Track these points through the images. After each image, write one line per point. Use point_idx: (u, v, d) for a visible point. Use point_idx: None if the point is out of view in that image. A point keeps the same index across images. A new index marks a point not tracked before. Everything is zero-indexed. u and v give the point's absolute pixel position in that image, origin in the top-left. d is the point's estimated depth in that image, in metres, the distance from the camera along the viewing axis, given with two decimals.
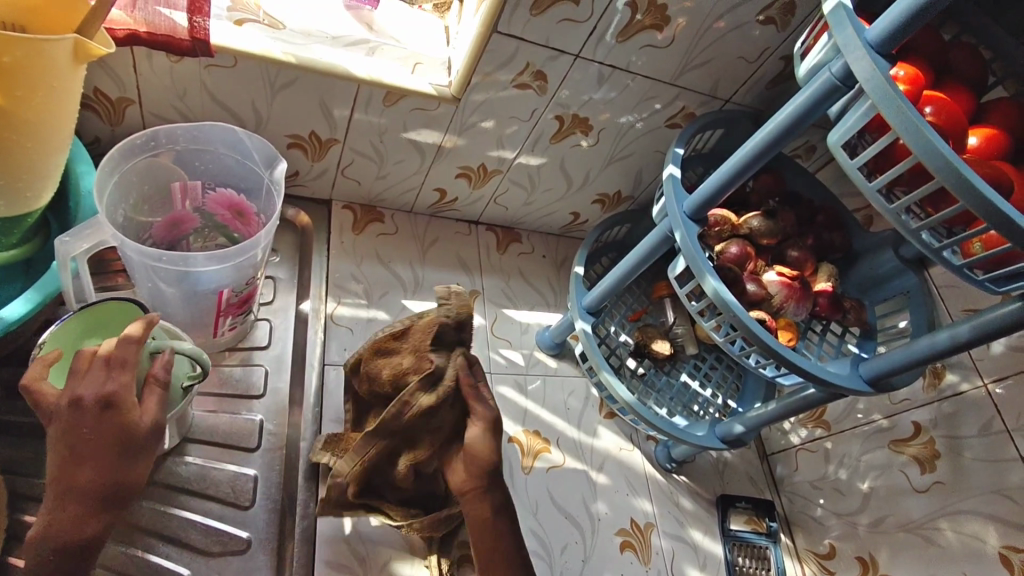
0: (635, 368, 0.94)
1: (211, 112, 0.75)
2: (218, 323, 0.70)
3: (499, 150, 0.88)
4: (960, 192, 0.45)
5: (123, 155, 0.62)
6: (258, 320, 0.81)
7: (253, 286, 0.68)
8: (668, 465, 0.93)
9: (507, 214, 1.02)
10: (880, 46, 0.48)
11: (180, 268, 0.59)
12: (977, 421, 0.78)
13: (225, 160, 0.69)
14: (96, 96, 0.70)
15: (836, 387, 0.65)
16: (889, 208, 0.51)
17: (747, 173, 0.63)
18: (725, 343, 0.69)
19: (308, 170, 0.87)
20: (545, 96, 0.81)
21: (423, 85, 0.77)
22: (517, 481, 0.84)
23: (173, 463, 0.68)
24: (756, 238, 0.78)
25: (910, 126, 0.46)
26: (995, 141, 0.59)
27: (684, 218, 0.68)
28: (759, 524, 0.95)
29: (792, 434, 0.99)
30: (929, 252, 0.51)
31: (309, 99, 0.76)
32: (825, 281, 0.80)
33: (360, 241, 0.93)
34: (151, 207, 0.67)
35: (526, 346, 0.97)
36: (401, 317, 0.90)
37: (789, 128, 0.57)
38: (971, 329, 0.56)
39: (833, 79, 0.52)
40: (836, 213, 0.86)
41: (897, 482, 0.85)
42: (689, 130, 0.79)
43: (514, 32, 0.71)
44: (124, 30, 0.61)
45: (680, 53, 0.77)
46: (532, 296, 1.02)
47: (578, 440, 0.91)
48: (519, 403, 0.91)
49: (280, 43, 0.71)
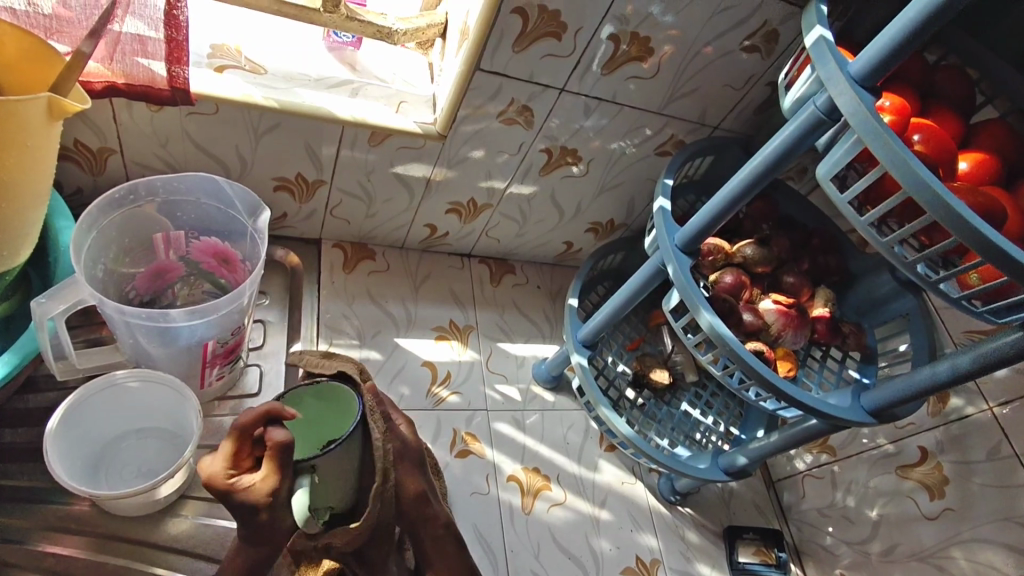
0: (635, 399, 0.93)
1: (194, 158, 0.74)
2: (205, 374, 0.68)
3: (489, 181, 0.87)
4: (952, 226, 0.44)
5: (101, 209, 0.61)
6: (248, 365, 0.78)
7: (239, 335, 0.67)
8: (672, 497, 0.91)
9: (500, 246, 1.01)
10: (864, 79, 0.48)
11: (158, 324, 0.58)
12: (985, 446, 0.76)
13: (208, 209, 0.68)
14: (76, 148, 0.69)
15: (838, 420, 0.63)
16: (882, 242, 0.50)
17: (737, 205, 0.62)
18: (724, 377, 0.67)
19: (296, 212, 0.86)
20: (532, 130, 0.80)
21: (408, 123, 0.76)
22: (517, 521, 0.82)
23: (161, 520, 0.65)
24: (750, 266, 0.77)
25: (898, 161, 0.45)
26: (986, 166, 0.59)
27: (675, 251, 0.67)
28: (769, 555, 0.92)
29: (797, 460, 0.97)
30: (927, 285, 0.50)
31: (294, 143, 0.75)
32: (821, 306, 0.78)
33: (351, 280, 0.92)
34: (133, 258, 0.66)
35: (523, 380, 0.95)
36: (395, 356, 0.89)
37: (777, 160, 0.56)
38: (972, 359, 0.54)
39: (818, 113, 0.51)
40: (831, 236, 0.85)
41: (906, 510, 0.82)
42: (678, 160, 0.78)
43: (497, 69, 0.71)
44: (101, 82, 0.61)
45: (666, 83, 0.77)
46: (527, 328, 1.01)
47: (579, 475, 0.89)
48: (517, 440, 0.89)
49: (260, 88, 0.70)
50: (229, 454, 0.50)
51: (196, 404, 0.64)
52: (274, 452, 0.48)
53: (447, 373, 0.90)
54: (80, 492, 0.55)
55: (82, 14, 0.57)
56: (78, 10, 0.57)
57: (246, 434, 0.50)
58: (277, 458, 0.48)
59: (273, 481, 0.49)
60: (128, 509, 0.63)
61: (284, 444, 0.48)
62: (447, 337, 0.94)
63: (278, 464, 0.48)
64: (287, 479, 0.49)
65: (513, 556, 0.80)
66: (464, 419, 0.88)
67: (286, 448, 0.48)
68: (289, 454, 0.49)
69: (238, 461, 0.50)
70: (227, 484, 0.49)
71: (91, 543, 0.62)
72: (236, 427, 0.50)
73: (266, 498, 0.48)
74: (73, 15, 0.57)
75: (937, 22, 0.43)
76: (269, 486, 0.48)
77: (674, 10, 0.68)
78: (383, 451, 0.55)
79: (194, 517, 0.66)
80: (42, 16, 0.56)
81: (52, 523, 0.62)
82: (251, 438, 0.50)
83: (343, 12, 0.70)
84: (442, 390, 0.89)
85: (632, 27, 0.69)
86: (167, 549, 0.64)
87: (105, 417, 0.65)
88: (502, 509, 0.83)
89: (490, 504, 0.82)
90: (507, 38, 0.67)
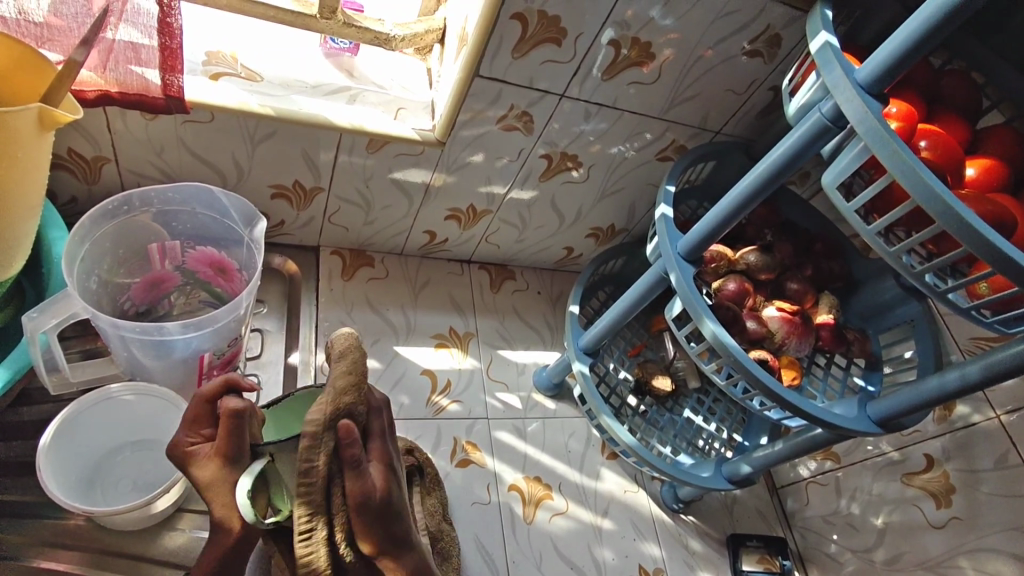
0: (637, 406, 0.92)
1: (190, 166, 0.74)
2: (202, 386, 0.67)
3: (488, 186, 0.86)
4: (962, 237, 0.43)
5: (94, 221, 0.60)
6: (246, 375, 0.77)
7: (236, 346, 0.66)
8: (675, 506, 0.90)
9: (500, 252, 1.00)
10: (870, 86, 0.47)
11: (153, 337, 0.57)
12: (992, 454, 0.75)
13: (203, 219, 0.67)
14: (70, 157, 0.68)
15: (843, 430, 0.62)
16: (889, 252, 0.49)
17: (742, 213, 0.61)
18: (727, 387, 0.66)
19: (293, 219, 0.85)
20: (532, 136, 0.80)
21: (407, 129, 0.75)
22: (518, 531, 0.82)
23: (159, 535, 0.64)
24: (753, 273, 0.76)
25: (906, 169, 0.44)
26: (994, 173, 0.58)
27: (678, 259, 0.67)
28: (772, 562, 0.90)
29: (801, 467, 0.96)
30: (936, 296, 0.49)
31: (291, 150, 0.74)
32: (826, 313, 0.77)
33: (350, 287, 0.91)
34: (129, 269, 0.66)
35: (524, 388, 0.94)
36: (394, 364, 0.88)
37: (781, 168, 0.56)
38: (981, 370, 0.53)
39: (823, 121, 0.51)
40: (834, 240, 0.84)
41: (912, 518, 0.82)
42: (680, 165, 0.78)
43: (497, 75, 0.70)
44: (95, 91, 0.60)
45: (668, 88, 0.76)
46: (528, 335, 1.00)
47: (581, 484, 0.88)
48: (518, 449, 0.88)
49: (256, 95, 0.69)
50: (195, 421, 0.49)
51: (192, 417, 0.63)
52: (226, 419, 0.45)
53: (447, 382, 0.90)
54: (74, 508, 0.54)
55: (74, 22, 0.56)
56: (70, 18, 0.56)
57: (208, 400, 0.49)
58: (229, 424, 0.45)
59: (222, 450, 0.45)
60: (125, 524, 0.62)
61: (239, 411, 0.45)
62: (446, 344, 0.93)
63: (226, 432, 0.45)
64: (242, 453, 0.45)
65: (515, 567, 0.79)
66: (464, 428, 0.87)
67: (237, 415, 0.45)
68: (242, 423, 0.45)
69: (201, 430, 0.49)
70: (189, 451, 0.47)
71: (89, 558, 0.61)
72: (200, 394, 0.50)
73: (218, 466, 0.45)
74: (65, 23, 0.56)
75: (946, 28, 0.42)
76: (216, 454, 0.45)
77: (674, 14, 0.67)
78: (388, 462, 0.45)
79: (191, 530, 0.65)
80: (33, 24, 0.55)
81: (46, 539, 0.61)
82: (215, 408, 0.50)
83: (340, 19, 0.69)
84: (442, 399, 0.88)
85: (633, 32, 0.68)
86: (164, 564, 0.63)
87: (99, 430, 0.64)
88: (503, 518, 0.82)
89: (490, 514, 0.81)
90: (505, 45, 0.66)
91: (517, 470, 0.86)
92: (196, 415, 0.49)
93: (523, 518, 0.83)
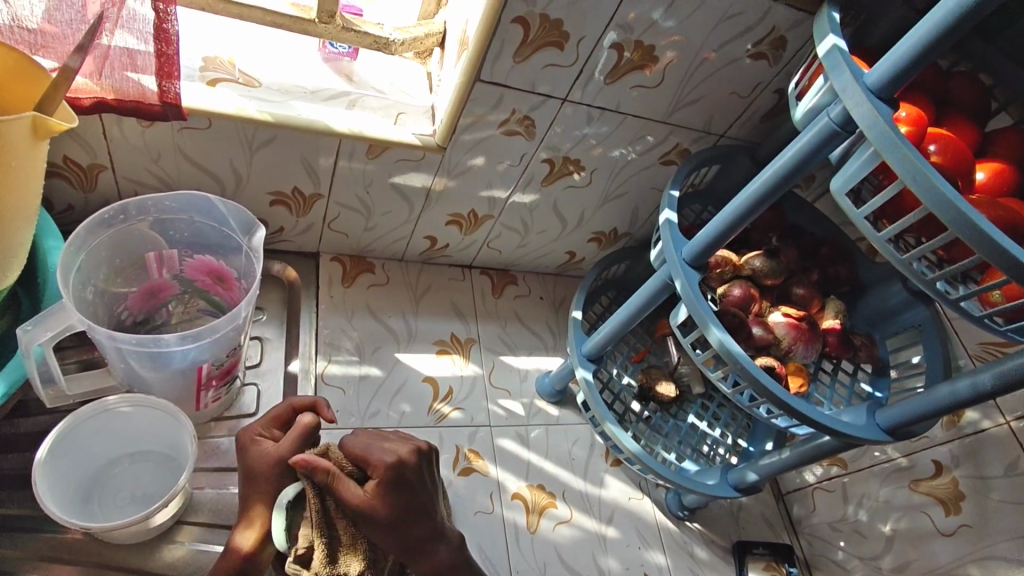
0: (641, 412, 0.91)
1: (188, 174, 0.73)
2: (200, 396, 0.66)
3: (490, 190, 0.85)
4: (977, 244, 0.42)
5: (90, 231, 0.59)
6: (246, 384, 0.76)
7: (235, 356, 0.65)
8: (680, 513, 0.89)
9: (502, 257, 0.99)
10: (881, 89, 0.46)
11: (150, 349, 0.56)
12: (1003, 460, 0.74)
13: (201, 227, 0.66)
14: (66, 164, 0.67)
15: (852, 439, 0.61)
16: (900, 259, 0.48)
17: (749, 218, 0.60)
18: (734, 394, 0.65)
19: (293, 226, 0.84)
20: (535, 141, 0.79)
21: (407, 135, 0.74)
22: (522, 540, 0.81)
23: (157, 548, 0.63)
24: (759, 278, 0.75)
25: (918, 175, 0.43)
26: (1005, 176, 0.57)
27: (683, 265, 0.66)
28: (779, 570, 0.90)
29: (807, 472, 0.95)
30: (948, 304, 0.48)
31: (291, 156, 0.73)
32: (833, 318, 0.76)
33: (350, 294, 0.90)
34: (126, 278, 0.65)
35: (527, 395, 0.93)
36: (395, 372, 0.87)
37: (790, 173, 0.55)
38: (993, 378, 0.52)
39: (833, 124, 0.50)
40: (840, 244, 0.83)
41: (921, 525, 0.81)
42: (684, 169, 0.77)
43: (497, 79, 0.69)
44: (90, 98, 0.59)
45: (671, 91, 0.75)
46: (531, 340, 0.99)
47: (585, 492, 0.88)
48: (521, 457, 0.87)
49: (253, 101, 0.68)
50: (273, 420, 0.62)
51: (191, 430, 0.62)
52: (305, 427, 0.60)
53: (449, 389, 0.89)
54: (69, 523, 0.53)
55: (68, 29, 0.55)
56: (65, 25, 0.55)
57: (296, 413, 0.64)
58: (301, 430, 0.60)
59: (283, 447, 0.59)
60: (125, 537, 0.61)
61: (314, 424, 0.61)
62: (448, 351, 0.92)
63: (298, 436, 0.60)
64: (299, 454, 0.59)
65: None
66: (467, 436, 0.86)
67: (311, 426, 0.61)
68: (310, 432, 0.60)
69: (271, 426, 0.62)
70: (254, 438, 0.60)
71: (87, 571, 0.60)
72: (290, 404, 0.64)
73: (269, 458, 0.58)
74: (59, 29, 0.55)
75: (959, 31, 0.41)
76: (275, 446, 0.59)
77: (677, 15, 0.66)
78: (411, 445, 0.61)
79: (191, 543, 0.64)
80: (27, 31, 0.54)
81: (44, 553, 0.60)
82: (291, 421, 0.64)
83: (338, 23, 0.68)
84: (444, 406, 0.87)
85: (635, 35, 0.67)
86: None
87: (96, 443, 0.63)
88: (507, 527, 0.81)
89: (494, 524, 0.80)
90: (507, 50, 0.65)
91: (521, 479, 0.85)
92: (275, 413, 0.63)
93: (526, 526, 0.82)
